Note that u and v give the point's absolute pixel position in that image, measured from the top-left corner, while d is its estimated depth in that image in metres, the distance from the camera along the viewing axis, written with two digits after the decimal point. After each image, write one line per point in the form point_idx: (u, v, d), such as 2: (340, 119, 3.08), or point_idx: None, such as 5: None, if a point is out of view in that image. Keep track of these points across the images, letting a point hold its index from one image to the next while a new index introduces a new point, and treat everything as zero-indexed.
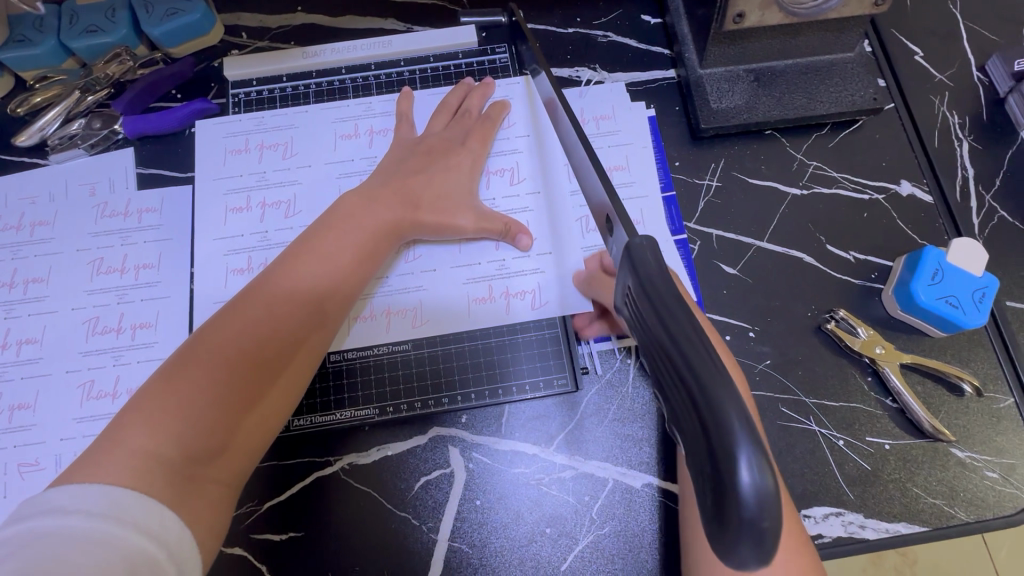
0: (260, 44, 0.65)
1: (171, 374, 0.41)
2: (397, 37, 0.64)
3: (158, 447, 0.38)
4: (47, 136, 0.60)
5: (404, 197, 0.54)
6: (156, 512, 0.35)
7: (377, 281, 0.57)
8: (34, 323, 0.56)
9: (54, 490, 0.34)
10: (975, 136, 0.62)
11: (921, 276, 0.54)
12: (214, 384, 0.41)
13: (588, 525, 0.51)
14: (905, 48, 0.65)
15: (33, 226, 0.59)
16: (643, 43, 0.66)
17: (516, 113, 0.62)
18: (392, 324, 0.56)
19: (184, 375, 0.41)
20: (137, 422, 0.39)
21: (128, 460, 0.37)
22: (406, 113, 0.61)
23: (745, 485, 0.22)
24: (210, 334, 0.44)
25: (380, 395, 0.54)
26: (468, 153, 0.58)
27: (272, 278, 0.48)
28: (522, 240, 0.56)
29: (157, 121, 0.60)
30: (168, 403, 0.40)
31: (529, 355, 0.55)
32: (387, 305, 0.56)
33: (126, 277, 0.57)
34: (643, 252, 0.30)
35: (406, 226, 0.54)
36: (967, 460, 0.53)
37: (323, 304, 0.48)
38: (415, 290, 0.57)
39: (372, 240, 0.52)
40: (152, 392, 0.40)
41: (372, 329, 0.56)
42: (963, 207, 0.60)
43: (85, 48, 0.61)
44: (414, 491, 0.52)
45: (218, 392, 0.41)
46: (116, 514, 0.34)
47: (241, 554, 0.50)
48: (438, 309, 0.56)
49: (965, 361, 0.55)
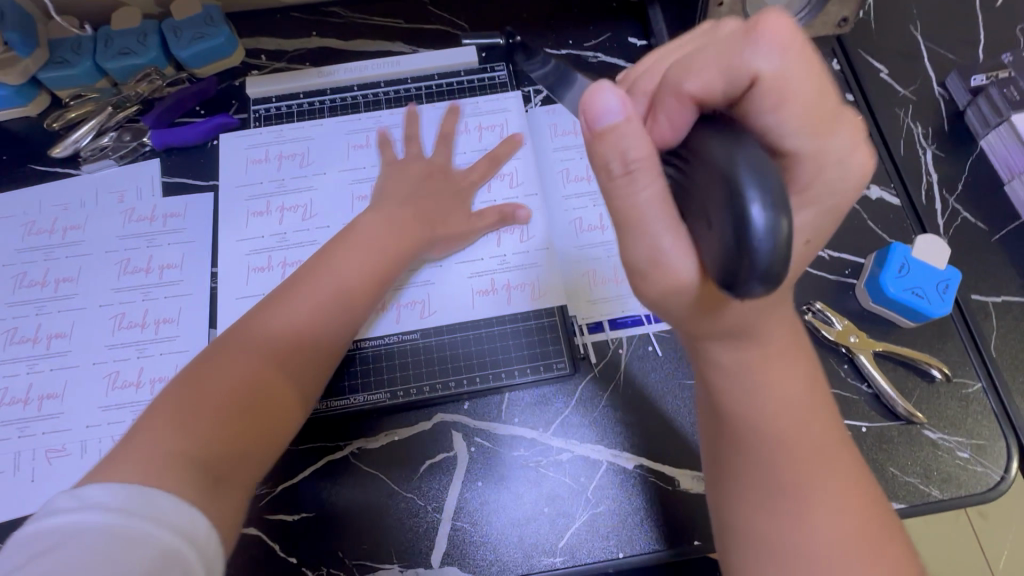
0: (278, 65, 0.71)
1: (196, 380, 0.43)
2: (404, 57, 0.70)
3: (184, 442, 0.39)
4: (80, 148, 0.65)
5: (414, 217, 0.59)
6: (189, 512, 0.35)
7: None
8: (64, 319, 0.60)
9: (89, 485, 0.34)
10: (938, 145, 0.68)
11: (889, 269, 0.58)
12: (236, 389, 0.44)
13: (583, 503, 0.54)
14: (870, 65, 0.71)
15: (65, 230, 0.63)
16: (630, 63, 0.71)
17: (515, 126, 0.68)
18: (402, 316, 0.60)
19: (213, 375, 0.44)
20: (161, 422, 0.40)
21: (155, 457, 0.37)
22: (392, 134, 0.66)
23: (752, 218, 0.24)
24: (230, 345, 0.46)
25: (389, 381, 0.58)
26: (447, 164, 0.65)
27: (291, 294, 0.51)
28: (521, 215, 0.62)
29: (183, 133, 0.65)
30: (192, 405, 0.42)
31: (527, 343, 0.59)
32: (398, 299, 0.60)
33: (150, 276, 0.62)
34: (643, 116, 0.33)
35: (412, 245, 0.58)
36: (938, 441, 0.56)
37: (339, 313, 0.52)
38: (424, 285, 0.61)
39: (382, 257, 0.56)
40: (175, 395, 0.42)
41: (384, 320, 0.59)
42: (929, 209, 0.65)
43: (118, 68, 0.67)
44: (419, 473, 0.55)
45: (240, 396, 0.43)
46: (145, 511, 0.34)
47: (255, 534, 0.53)
48: (445, 301, 0.60)
49: (935, 349, 0.59)
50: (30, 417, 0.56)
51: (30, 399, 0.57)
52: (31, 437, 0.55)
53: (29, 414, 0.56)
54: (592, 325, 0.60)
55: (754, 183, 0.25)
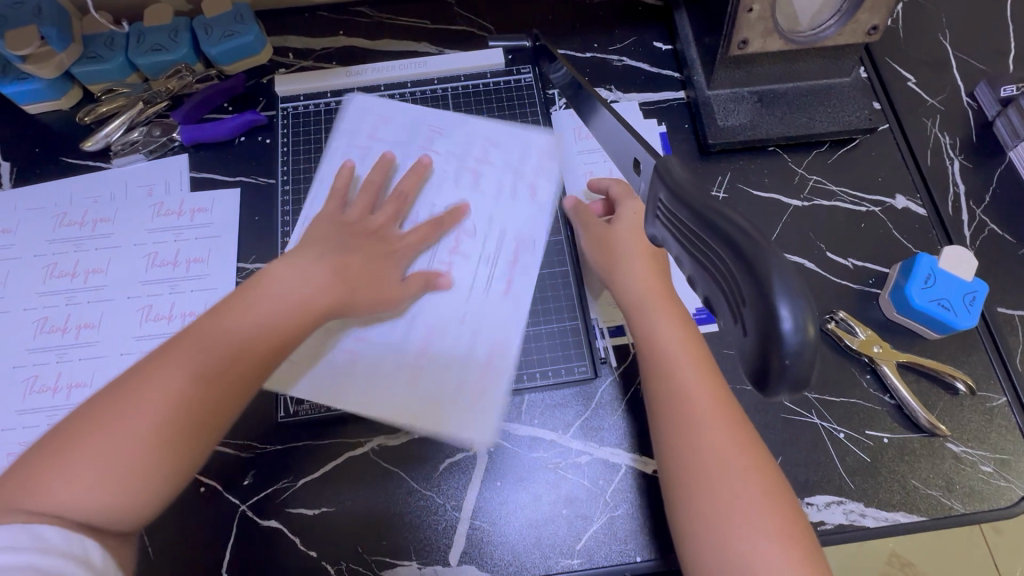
0: (305, 63, 0.71)
1: (83, 425, 0.40)
2: (431, 58, 0.70)
3: (53, 511, 0.37)
4: (110, 142, 0.67)
5: (362, 262, 0.55)
6: (79, 542, 0.36)
7: (464, 294, 0.60)
8: (92, 310, 0.61)
9: None
10: (965, 155, 0.67)
11: (915, 280, 0.58)
12: (129, 442, 0.40)
13: (601, 506, 0.54)
14: (898, 74, 0.70)
15: (95, 222, 0.64)
16: (655, 67, 0.72)
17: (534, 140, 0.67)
18: (499, 306, 0.60)
19: (106, 420, 0.40)
20: (58, 471, 0.38)
21: (18, 518, 0.36)
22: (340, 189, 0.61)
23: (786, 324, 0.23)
24: (125, 391, 0.41)
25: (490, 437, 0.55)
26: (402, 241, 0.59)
27: (200, 325, 0.45)
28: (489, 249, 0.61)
29: (211, 129, 0.66)
30: (76, 456, 0.39)
31: (552, 345, 0.59)
32: (491, 347, 0.58)
33: (177, 269, 0.63)
34: (668, 165, 0.29)
35: (346, 303, 0.53)
36: (961, 454, 0.56)
37: (223, 364, 0.44)
38: (498, 284, 0.61)
39: (257, 313, 0.47)
40: (70, 435, 0.40)
41: (501, 330, 0.59)
42: (955, 220, 0.64)
43: (150, 64, 0.68)
44: (439, 471, 0.55)
45: (136, 451, 0.40)
46: (37, 544, 0.35)
47: (276, 526, 0.54)
48: (530, 277, 0.61)
49: (959, 362, 0.59)
50: (59, 405, 0.57)
51: (59, 387, 0.58)
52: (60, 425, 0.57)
53: (57, 402, 0.57)
54: (613, 329, 0.60)
55: (788, 286, 0.23)
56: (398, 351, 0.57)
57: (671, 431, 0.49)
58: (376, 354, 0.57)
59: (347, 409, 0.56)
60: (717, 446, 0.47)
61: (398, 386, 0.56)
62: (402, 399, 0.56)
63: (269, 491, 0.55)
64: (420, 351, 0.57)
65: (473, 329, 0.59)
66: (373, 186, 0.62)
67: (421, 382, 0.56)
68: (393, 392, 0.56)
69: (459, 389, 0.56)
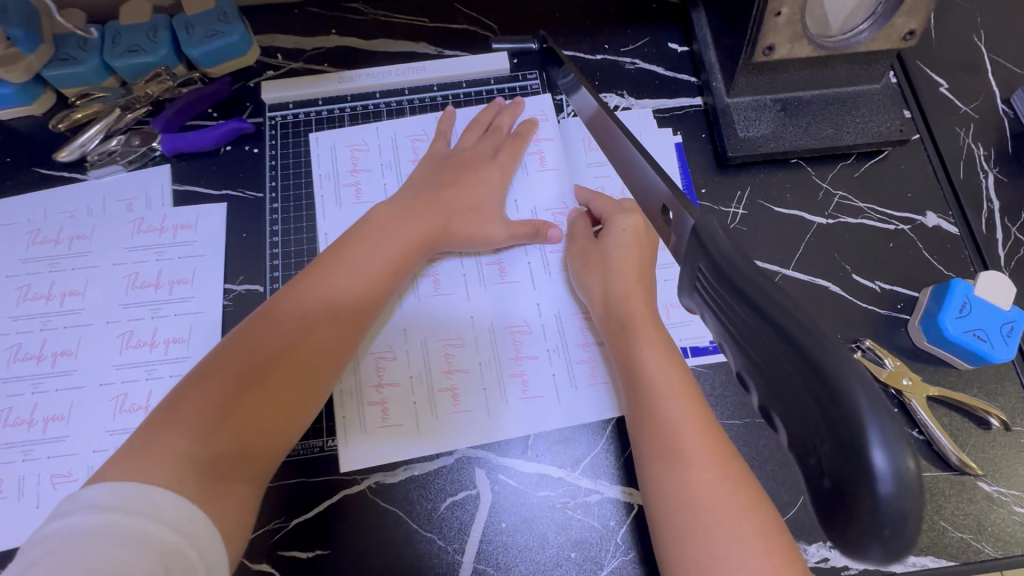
0: (295, 65, 0.66)
1: (210, 372, 0.44)
2: (431, 62, 0.66)
3: (186, 450, 0.40)
4: (87, 152, 0.62)
5: (439, 210, 0.57)
6: (184, 507, 0.37)
7: (486, 332, 0.57)
8: (69, 335, 0.57)
9: (94, 489, 0.36)
10: (1000, 169, 0.63)
11: (948, 308, 0.54)
12: (252, 386, 0.44)
13: (613, 550, 0.51)
14: (930, 80, 0.66)
15: (71, 240, 0.60)
16: (670, 70, 0.67)
17: (551, 139, 0.65)
18: (520, 342, 0.57)
19: (228, 368, 0.44)
20: (185, 416, 0.41)
21: (161, 460, 0.39)
22: (446, 130, 0.63)
23: (879, 473, 0.16)
24: (249, 340, 0.45)
25: (551, 426, 0.54)
26: (497, 166, 0.62)
27: (308, 283, 0.50)
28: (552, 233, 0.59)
29: (194, 139, 0.62)
30: (201, 403, 0.42)
31: (568, 390, 0.56)
32: (581, 338, 0.57)
33: (160, 292, 0.59)
34: (711, 229, 0.24)
35: (437, 242, 0.57)
36: (993, 494, 0.52)
37: (332, 316, 0.49)
38: (524, 321, 0.58)
39: (353, 272, 0.51)
40: (195, 383, 0.43)
41: (534, 368, 0.56)
42: (989, 239, 0.60)
43: (127, 66, 0.62)
44: (440, 511, 0.52)
45: (257, 395, 0.44)
46: (138, 507, 0.36)
47: (267, 570, 0.51)
48: (558, 314, 0.58)
49: (991, 395, 0.55)
50: (35, 440, 0.54)
51: (35, 420, 0.54)
52: (36, 462, 0.53)
53: (33, 436, 0.54)
54: None
55: (884, 420, 0.17)
56: (423, 384, 0.56)
57: (656, 461, 0.43)
58: (444, 371, 0.56)
59: (440, 433, 0.54)
60: (703, 485, 0.40)
61: (481, 397, 0.55)
62: (489, 404, 0.55)
63: (257, 535, 0.51)
64: (495, 363, 0.56)
65: (501, 366, 0.56)
66: (482, 124, 0.64)
67: (505, 384, 0.56)
68: (478, 402, 0.55)
69: (554, 378, 0.56)
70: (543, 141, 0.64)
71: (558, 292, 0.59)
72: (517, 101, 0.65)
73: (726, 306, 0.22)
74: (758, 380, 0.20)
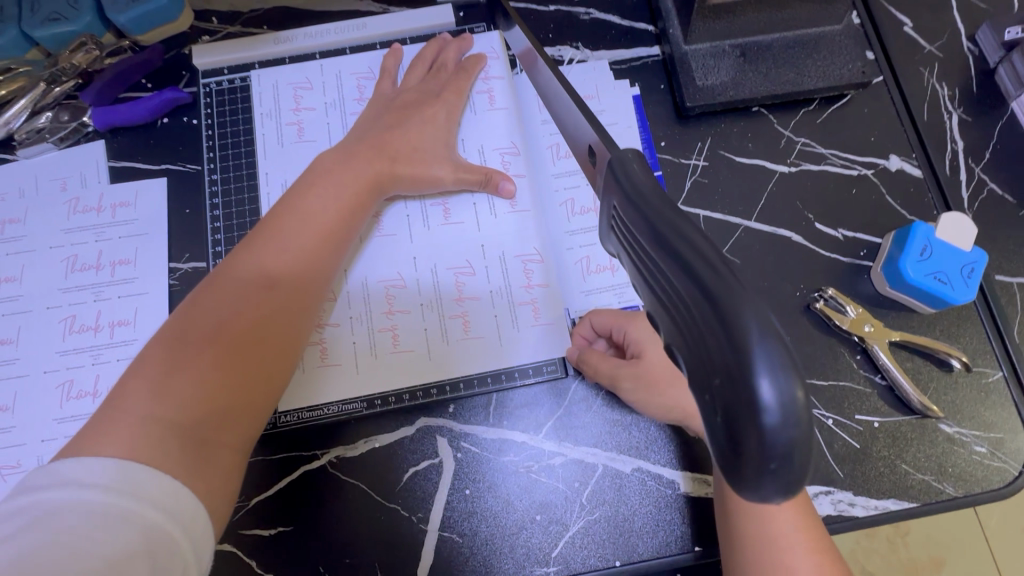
0: (231, 29, 0.63)
1: (170, 340, 0.41)
2: (372, 19, 0.63)
3: (159, 415, 0.37)
4: (13, 130, 0.58)
5: (379, 150, 0.54)
6: (171, 486, 0.35)
7: (427, 275, 0.56)
8: (9, 323, 0.55)
9: (69, 462, 0.34)
10: (964, 108, 0.61)
11: (910, 252, 0.53)
12: (221, 345, 0.41)
13: (577, 510, 0.51)
14: (893, 18, 0.63)
15: (3, 224, 0.57)
16: (626, 20, 0.64)
17: (500, 78, 0.62)
18: (464, 283, 0.56)
19: (191, 334, 0.41)
20: (151, 384, 0.38)
21: (138, 431, 0.36)
22: (390, 69, 0.61)
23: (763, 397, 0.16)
24: (204, 304, 0.43)
25: (497, 364, 0.54)
26: (443, 106, 0.59)
27: (258, 240, 0.47)
28: (505, 187, 0.57)
29: (126, 111, 0.58)
30: (171, 368, 0.39)
31: (518, 336, 0.55)
32: (524, 279, 0.56)
33: (102, 274, 0.56)
34: (626, 161, 0.22)
35: (388, 184, 0.54)
36: (954, 435, 0.53)
37: (292, 269, 0.46)
38: (468, 263, 0.57)
39: (308, 222, 0.49)
40: (159, 353, 0.40)
41: (479, 308, 0.55)
42: (952, 181, 0.59)
43: (49, 37, 0.58)
44: (402, 482, 0.51)
45: (230, 353, 0.41)
46: (130, 488, 0.33)
47: (229, 549, 0.50)
48: (498, 255, 0.57)
49: (953, 338, 0.55)
50: None
51: None
52: None
53: None
54: None
55: (771, 345, 0.16)
56: (365, 325, 0.55)
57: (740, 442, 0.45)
58: (385, 311, 0.55)
59: (384, 375, 0.54)
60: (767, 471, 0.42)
61: (421, 337, 0.54)
62: (433, 347, 0.54)
63: None
64: (437, 304, 0.55)
65: (447, 309, 0.55)
66: (426, 61, 0.61)
67: (447, 324, 0.55)
68: (419, 341, 0.54)
69: (496, 318, 0.55)
70: (492, 80, 0.62)
71: (502, 230, 0.57)
72: (465, 38, 0.62)
73: (640, 249, 0.21)
74: (667, 322, 0.19)
